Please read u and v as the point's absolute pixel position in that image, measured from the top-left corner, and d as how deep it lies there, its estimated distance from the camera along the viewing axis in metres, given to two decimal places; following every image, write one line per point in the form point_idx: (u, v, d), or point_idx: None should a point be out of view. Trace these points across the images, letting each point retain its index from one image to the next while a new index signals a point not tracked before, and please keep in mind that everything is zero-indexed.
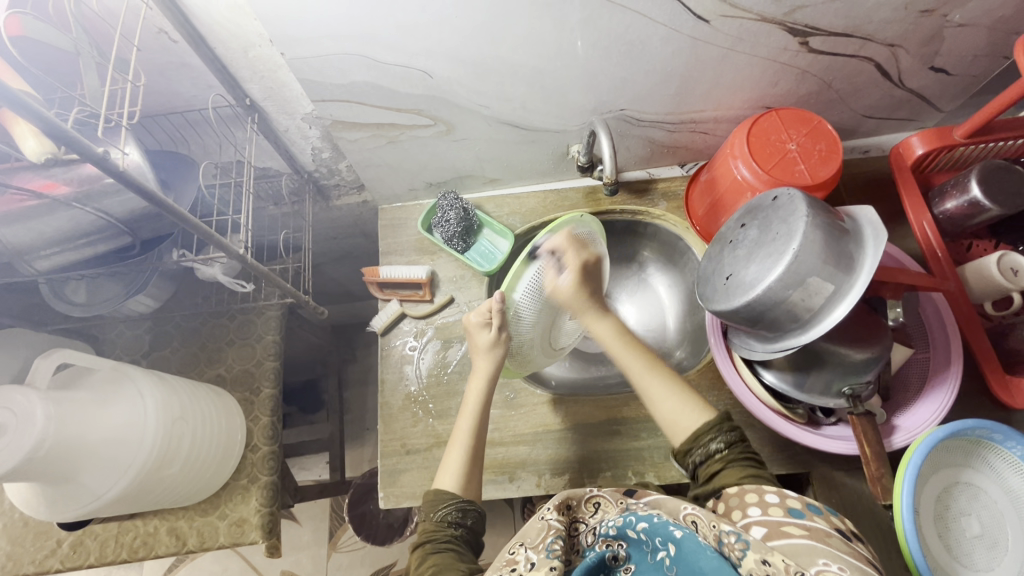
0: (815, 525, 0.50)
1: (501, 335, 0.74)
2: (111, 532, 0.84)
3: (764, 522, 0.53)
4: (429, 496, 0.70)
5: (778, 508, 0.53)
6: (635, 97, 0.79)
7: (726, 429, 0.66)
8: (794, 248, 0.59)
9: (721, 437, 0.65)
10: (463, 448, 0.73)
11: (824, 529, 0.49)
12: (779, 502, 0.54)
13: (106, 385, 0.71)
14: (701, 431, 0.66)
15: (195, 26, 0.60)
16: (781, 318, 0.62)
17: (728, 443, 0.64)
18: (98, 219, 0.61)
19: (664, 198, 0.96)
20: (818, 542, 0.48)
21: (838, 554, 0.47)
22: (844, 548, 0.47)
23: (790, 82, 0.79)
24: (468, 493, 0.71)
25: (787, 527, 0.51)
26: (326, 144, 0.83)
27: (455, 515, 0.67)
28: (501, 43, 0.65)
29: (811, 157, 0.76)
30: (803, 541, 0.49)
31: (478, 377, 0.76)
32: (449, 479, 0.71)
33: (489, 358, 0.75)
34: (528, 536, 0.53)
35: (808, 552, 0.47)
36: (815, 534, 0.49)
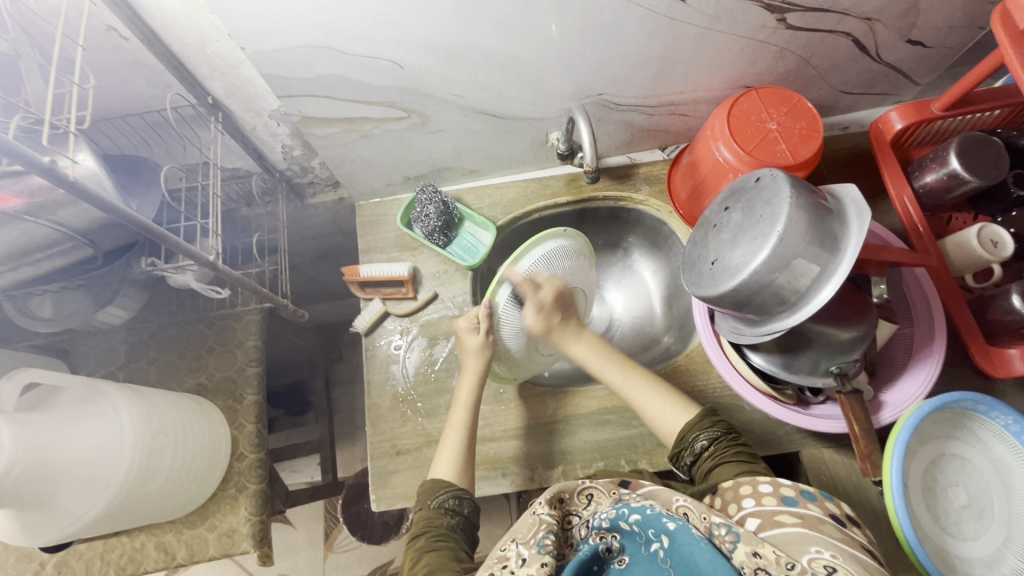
0: (809, 512, 0.50)
1: (489, 338, 0.74)
2: (97, 551, 0.82)
3: (758, 513, 0.53)
4: (423, 487, 0.70)
5: (773, 498, 0.53)
6: (613, 81, 0.77)
7: (708, 424, 0.67)
8: (779, 231, 0.58)
9: (704, 434, 0.67)
10: (456, 443, 0.73)
11: (818, 516, 0.49)
12: (773, 491, 0.54)
13: (78, 402, 0.68)
14: (685, 431, 0.68)
15: (146, 21, 0.57)
16: (768, 302, 0.61)
17: (712, 439, 0.66)
18: (53, 232, 0.57)
19: (646, 182, 0.95)
20: (812, 531, 0.48)
21: (831, 541, 0.46)
22: (837, 535, 0.47)
23: (769, 60, 0.78)
24: (464, 483, 0.71)
25: (781, 516, 0.50)
26: (296, 141, 0.80)
27: (451, 503, 0.67)
28: (473, 29, 0.63)
29: (792, 136, 0.75)
30: (795, 530, 0.48)
31: (470, 373, 0.77)
32: (443, 470, 0.71)
33: (478, 360, 0.76)
34: (520, 531, 0.53)
35: (803, 540, 0.47)
36: (808, 521, 0.49)
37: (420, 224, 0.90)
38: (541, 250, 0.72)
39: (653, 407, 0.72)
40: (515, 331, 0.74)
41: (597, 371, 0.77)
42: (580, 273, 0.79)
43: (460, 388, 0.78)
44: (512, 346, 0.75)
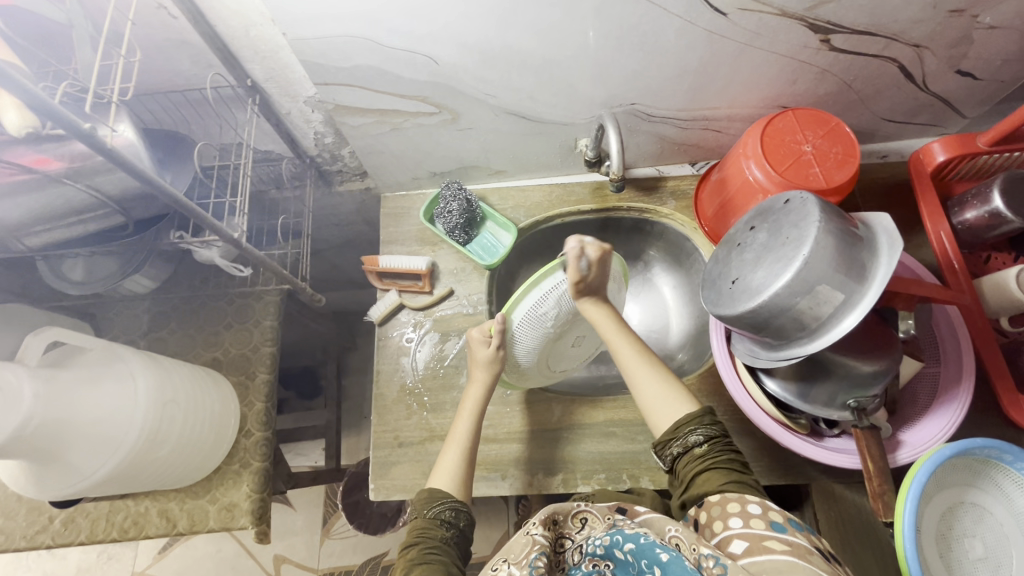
0: (798, 541, 0.47)
1: (500, 353, 0.73)
2: (103, 511, 0.85)
3: (744, 535, 0.50)
4: (422, 495, 0.69)
5: (761, 521, 0.51)
6: (647, 91, 0.77)
7: (707, 422, 0.66)
8: (805, 253, 0.57)
9: (702, 430, 0.65)
10: (458, 451, 0.73)
11: (806, 546, 0.47)
12: (761, 513, 0.52)
13: (97, 364, 0.69)
14: (682, 422, 0.66)
15: (195, 2, 0.58)
16: (787, 326, 0.60)
17: (708, 437, 0.65)
18: (89, 198, 0.57)
19: (673, 196, 0.94)
20: (799, 560, 0.45)
21: (820, 574, 0.44)
22: (824, 567, 0.45)
23: (809, 81, 0.77)
24: (462, 496, 0.70)
25: (769, 542, 0.48)
26: (328, 129, 0.81)
27: (448, 515, 0.66)
28: (511, 31, 0.64)
29: (827, 160, 0.73)
30: (783, 557, 0.46)
31: (477, 385, 0.76)
32: (443, 480, 0.71)
33: (486, 374, 0.75)
34: (512, 552, 0.52)
35: (789, 569, 0.44)
36: (797, 550, 0.46)
37: (442, 220, 0.90)
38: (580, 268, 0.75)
39: (651, 389, 0.71)
40: (528, 350, 0.74)
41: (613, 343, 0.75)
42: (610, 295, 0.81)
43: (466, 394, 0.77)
44: (523, 367, 0.76)
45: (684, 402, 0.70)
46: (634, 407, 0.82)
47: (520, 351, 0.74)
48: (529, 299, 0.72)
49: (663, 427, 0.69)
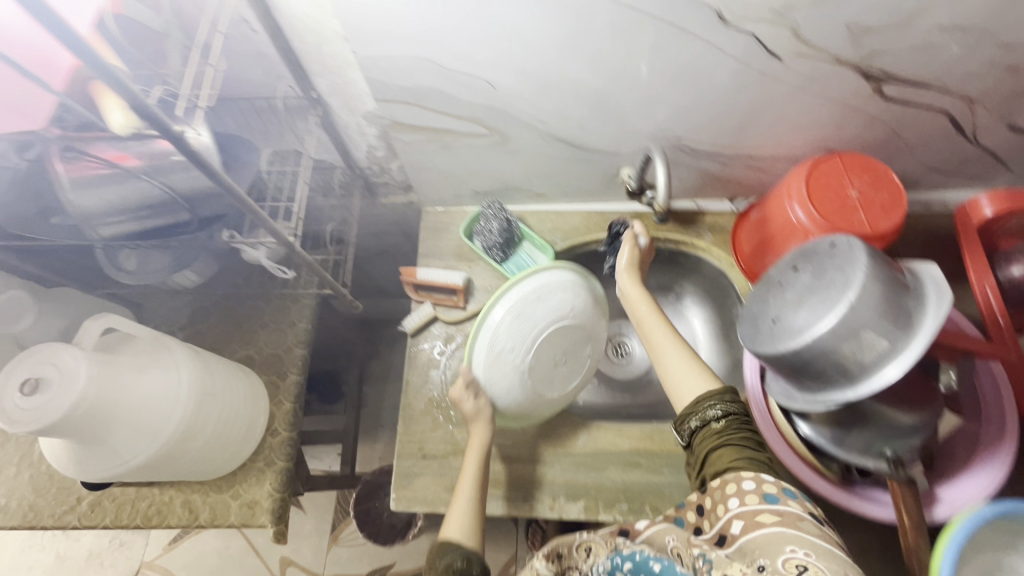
0: (789, 510, 0.50)
1: (477, 402, 0.76)
2: (129, 496, 0.87)
3: (742, 514, 0.52)
4: (436, 547, 0.69)
5: (755, 495, 0.52)
6: (695, 127, 0.78)
7: (727, 398, 0.65)
8: (850, 297, 0.57)
9: (720, 405, 0.64)
10: (467, 501, 0.73)
11: (796, 513, 0.49)
12: (755, 488, 0.53)
13: (145, 352, 0.72)
14: (702, 397, 0.66)
15: (276, 18, 0.61)
16: (827, 370, 0.59)
17: (726, 411, 0.64)
18: (162, 193, 0.60)
19: (710, 230, 0.95)
20: (789, 529, 0.48)
21: (809, 539, 0.46)
22: (815, 531, 0.47)
23: (857, 127, 0.77)
24: (475, 545, 0.69)
25: (762, 516, 0.50)
26: (381, 143, 0.84)
27: (458, 565, 0.65)
28: (569, 61, 0.66)
29: (872, 207, 0.74)
30: (774, 530, 0.49)
31: (477, 435, 0.77)
32: (455, 529, 0.70)
33: (481, 427, 0.77)
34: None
35: (778, 541, 0.47)
36: (787, 519, 0.49)
37: (481, 237, 0.93)
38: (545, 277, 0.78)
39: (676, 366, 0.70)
40: (500, 388, 0.76)
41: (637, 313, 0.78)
42: (577, 311, 0.79)
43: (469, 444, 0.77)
44: (507, 396, 0.77)
45: (703, 377, 0.69)
46: (660, 438, 0.82)
47: (490, 392, 0.76)
48: (481, 341, 0.76)
49: (684, 401, 0.68)
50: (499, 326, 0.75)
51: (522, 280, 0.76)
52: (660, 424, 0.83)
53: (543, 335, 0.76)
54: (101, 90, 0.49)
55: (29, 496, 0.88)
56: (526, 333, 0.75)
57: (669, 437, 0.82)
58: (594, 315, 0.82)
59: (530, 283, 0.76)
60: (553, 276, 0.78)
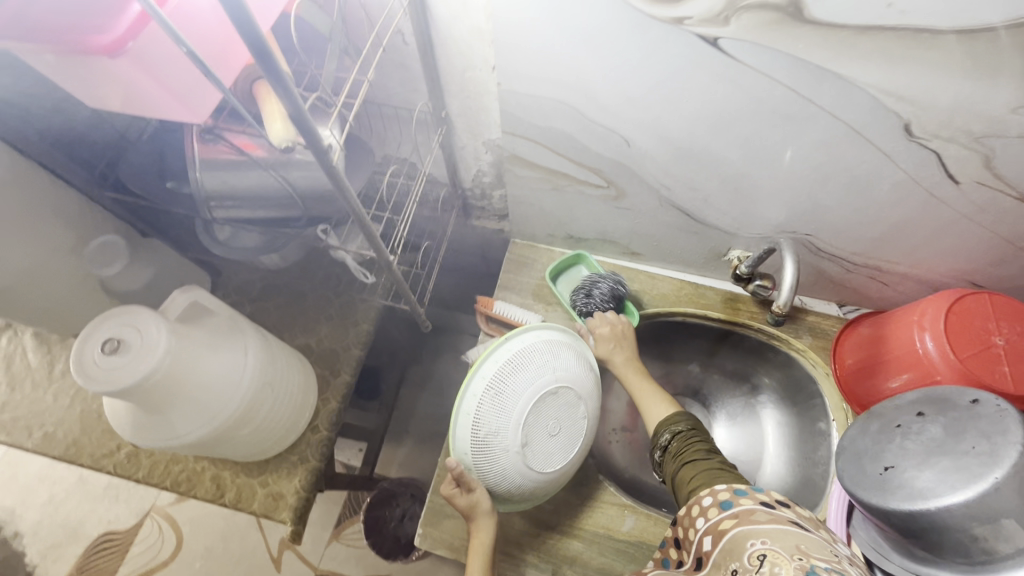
0: (741, 510, 0.52)
1: (474, 496, 0.69)
2: (164, 458, 0.87)
3: (708, 530, 0.54)
4: None
5: (713, 508, 0.55)
6: (828, 227, 0.72)
7: (674, 421, 0.72)
8: (996, 476, 0.49)
9: (669, 431, 0.71)
10: None
11: (748, 510, 0.52)
12: (712, 501, 0.56)
13: (220, 331, 0.71)
14: (658, 426, 0.72)
15: (432, 36, 0.60)
16: (945, 545, 0.52)
17: (675, 434, 0.70)
18: (280, 188, 0.60)
19: (810, 332, 0.88)
20: (744, 527, 0.50)
21: (760, 530, 0.49)
22: (764, 519, 0.50)
23: (1017, 268, 0.69)
24: None
25: (724, 524, 0.53)
26: (491, 169, 0.82)
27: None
28: (718, 137, 0.61)
29: (1019, 361, 0.65)
30: (734, 532, 0.51)
31: (481, 536, 0.70)
32: None
33: (484, 520, 0.70)
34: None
35: (739, 542, 0.49)
36: (741, 519, 0.52)
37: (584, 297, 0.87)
38: (529, 338, 0.73)
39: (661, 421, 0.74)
40: (494, 470, 0.69)
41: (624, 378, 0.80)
42: (559, 376, 0.72)
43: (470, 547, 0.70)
44: (502, 479, 0.69)
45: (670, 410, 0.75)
46: None
47: (485, 475, 0.69)
48: (463, 427, 0.68)
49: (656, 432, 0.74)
50: (472, 408, 0.68)
51: (495, 353, 0.71)
52: None
53: (527, 408, 0.69)
54: (268, 99, 0.48)
55: (75, 432, 0.90)
56: (506, 410, 0.68)
57: None
58: (580, 377, 0.75)
59: (501, 353, 0.71)
60: (519, 342, 0.72)
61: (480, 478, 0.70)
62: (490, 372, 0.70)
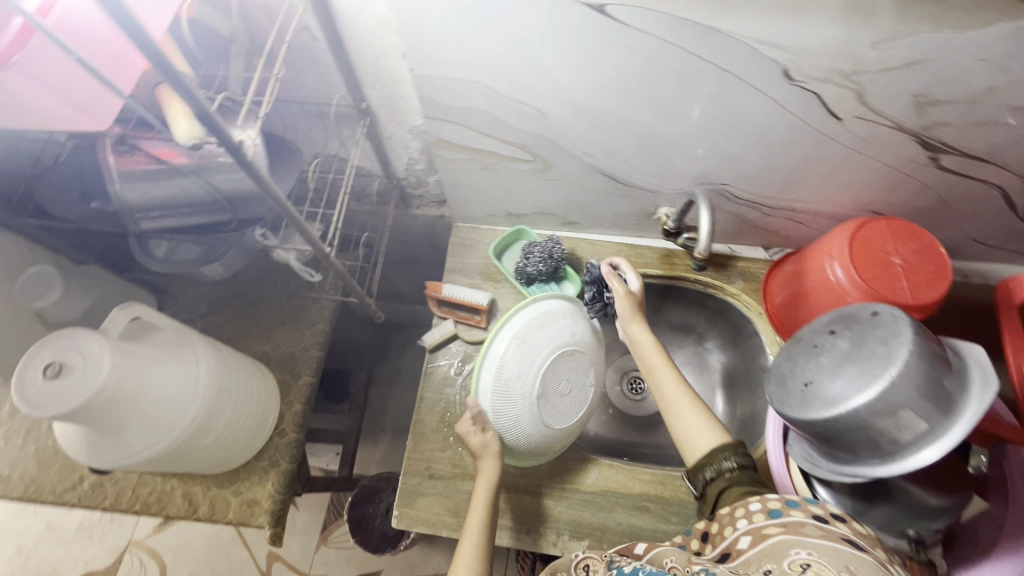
0: (792, 520, 0.49)
1: (488, 436, 0.75)
2: (131, 482, 0.87)
3: (749, 531, 0.51)
4: None
5: (761, 513, 0.52)
6: (740, 175, 0.77)
7: (741, 451, 0.65)
8: (892, 374, 0.56)
9: (734, 458, 0.65)
10: (476, 541, 0.69)
11: (799, 521, 0.48)
12: (761, 507, 0.53)
13: (168, 345, 0.71)
14: (714, 450, 0.66)
15: (339, 29, 0.61)
16: (859, 443, 0.58)
17: (741, 465, 0.64)
18: (205, 194, 0.61)
19: (742, 276, 0.93)
20: (792, 535, 0.47)
21: (810, 541, 0.45)
22: (817, 533, 0.46)
23: (907, 193, 0.76)
24: None
25: (767, 530, 0.49)
26: (422, 156, 0.84)
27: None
28: (625, 99, 0.65)
29: (915, 276, 0.72)
30: (779, 538, 0.47)
31: (487, 476, 0.74)
32: (465, 566, 0.66)
33: (490, 462, 0.75)
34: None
35: (783, 546, 0.46)
36: (790, 528, 0.48)
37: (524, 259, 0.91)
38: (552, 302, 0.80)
39: (687, 413, 0.71)
40: (512, 419, 0.75)
41: (647, 355, 0.78)
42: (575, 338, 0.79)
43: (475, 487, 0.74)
44: (516, 426, 0.75)
45: (715, 432, 0.69)
46: (671, 486, 0.80)
47: (503, 423, 0.75)
48: (487, 370, 0.75)
49: (697, 454, 0.68)
50: (499, 355, 0.75)
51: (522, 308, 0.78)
52: (673, 471, 0.82)
53: (547, 360, 0.76)
54: (169, 99, 0.49)
55: (32, 471, 0.88)
56: (529, 359, 0.75)
57: (681, 485, 0.81)
58: (593, 345, 0.82)
59: (531, 310, 0.78)
60: (545, 303, 0.79)
61: (497, 424, 0.75)
62: (518, 324, 0.76)
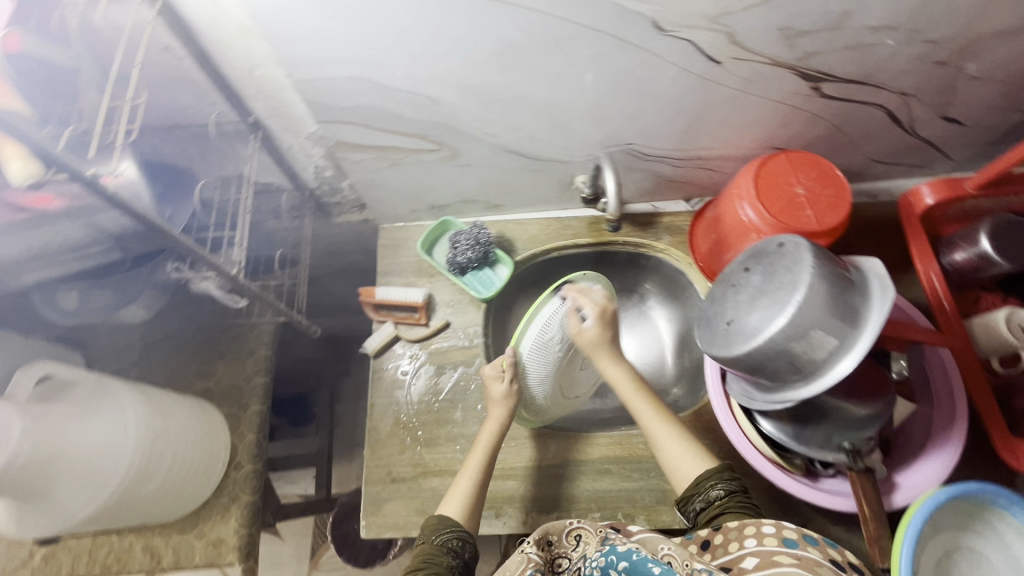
0: (807, 554, 0.47)
1: (513, 389, 0.75)
2: (85, 546, 0.83)
3: (756, 553, 0.50)
4: (429, 521, 0.70)
5: (773, 538, 0.51)
6: (644, 132, 0.78)
7: (727, 477, 0.67)
8: (798, 299, 0.58)
9: (721, 484, 0.66)
10: (469, 482, 0.73)
11: (815, 559, 0.47)
12: (774, 532, 0.51)
13: (87, 399, 0.69)
14: (702, 479, 0.67)
15: (202, 43, 0.60)
16: (781, 369, 0.60)
17: (728, 490, 0.65)
18: (89, 234, 0.61)
19: (668, 232, 0.96)
20: (807, 570, 0.45)
21: None
22: None
23: (801, 125, 0.78)
24: (469, 525, 0.70)
25: (779, 557, 0.48)
26: (329, 162, 0.82)
27: (454, 544, 0.66)
28: (512, 74, 0.65)
29: (818, 202, 0.75)
30: (790, 569, 0.46)
31: (494, 420, 0.76)
32: (451, 507, 0.71)
33: (502, 410, 0.76)
34: (508, 569, 0.54)
35: None
36: (805, 562, 0.47)
37: (452, 248, 0.91)
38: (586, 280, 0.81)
39: (675, 446, 0.71)
40: (541, 379, 0.76)
41: (625, 395, 0.76)
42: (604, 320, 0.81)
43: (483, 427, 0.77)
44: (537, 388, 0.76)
45: (701, 460, 0.70)
46: (630, 445, 0.82)
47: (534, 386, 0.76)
48: (533, 327, 0.73)
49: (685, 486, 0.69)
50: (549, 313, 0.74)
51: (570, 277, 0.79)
52: (630, 430, 0.83)
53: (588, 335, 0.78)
54: None
55: None
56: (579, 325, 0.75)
57: (639, 441, 0.82)
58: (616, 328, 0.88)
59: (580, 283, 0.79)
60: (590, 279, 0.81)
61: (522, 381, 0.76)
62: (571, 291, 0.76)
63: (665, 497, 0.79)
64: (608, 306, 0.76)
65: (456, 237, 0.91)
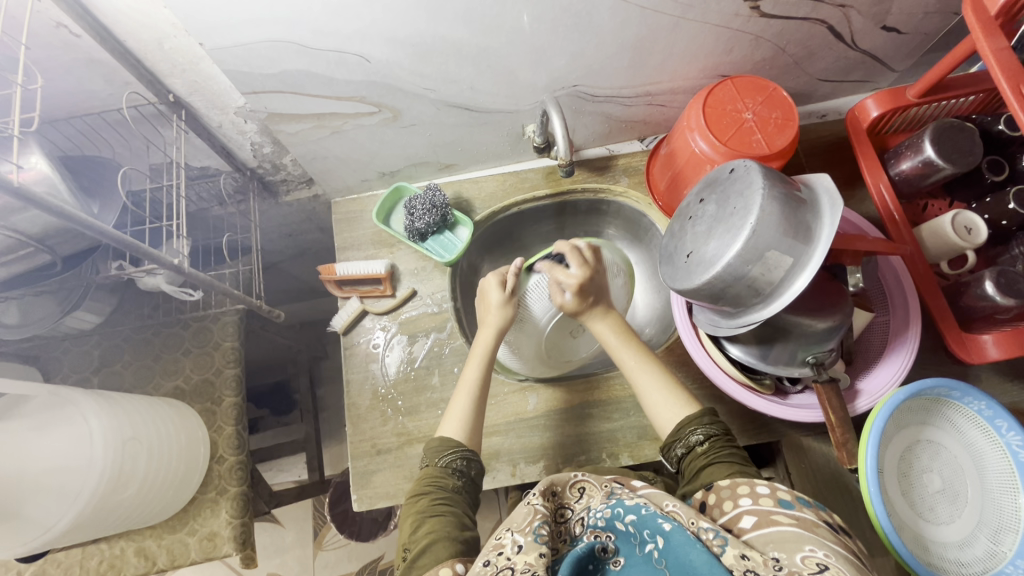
0: (804, 515, 0.47)
1: (512, 297, 0.79)
2: (75, 559, 0.81)
3: (753, 510, 0.50)
4: (431, 444, 0.70)
5: (768, 499, 0.50)
6: (588, 72, 0.76)
7: (707, 421, 0.65)
8: (751, 222, 0.58)
9: (701, 429, 0.64)
10: (467, 398, 0.73)
11: (812, 519, 0.47)
12: (769, 493, 0.50)
13: (44, 410, 0.68)
14: (683, 424, 0.66)
15: (97, 17, 0.56)
16: (742, 294, 0.61)
17: (708, 435, 0.63)
18: (6, 238, 0.58)
19: (626, 173, 0.95)
20: (806, 531, 0.45)
21: (826, 542, 0.44)
22: (831, 538, 0.45)
23: (744, 49, 0.77)
24: (472, 443, 0.70)
25: (776, 515, 0.48)
26: (265, 138, 0.80)
27: (459, 464, 0.66)
28: (441, 21, 0.62)
29: (767, 126, 0.75)
30: (790, 529, 0.46)
31: (489, 329, 0.78)
32: (451, 428, 0.71)
33: (498, 318, 0.78)
34: (515, 521, 0.51)
35: (796, 539, 0.45)
36: (803, 523, 0.46)
37: (409, 215, 0.88)
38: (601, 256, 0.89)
39: (654, 394, 0.70)
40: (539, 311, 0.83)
41: (614, 352, 0.75)
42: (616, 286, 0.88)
43: (476, 344, 0.78)
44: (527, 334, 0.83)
45: (683, 403, 0.69)
46: (608, 387, 0.83)
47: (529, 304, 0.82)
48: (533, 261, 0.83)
49: (667, 430, 0.68)
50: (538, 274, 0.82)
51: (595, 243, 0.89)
52: (608, 373, 0.85)
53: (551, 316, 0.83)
54: None
55: None
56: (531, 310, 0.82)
57: (617, 383, 0.84)
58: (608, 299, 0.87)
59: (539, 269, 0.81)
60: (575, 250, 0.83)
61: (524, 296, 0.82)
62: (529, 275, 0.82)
63: (646, 432, 0.81)
64: (587, 276, 0.75)
65: (410, 202, 0.88)
